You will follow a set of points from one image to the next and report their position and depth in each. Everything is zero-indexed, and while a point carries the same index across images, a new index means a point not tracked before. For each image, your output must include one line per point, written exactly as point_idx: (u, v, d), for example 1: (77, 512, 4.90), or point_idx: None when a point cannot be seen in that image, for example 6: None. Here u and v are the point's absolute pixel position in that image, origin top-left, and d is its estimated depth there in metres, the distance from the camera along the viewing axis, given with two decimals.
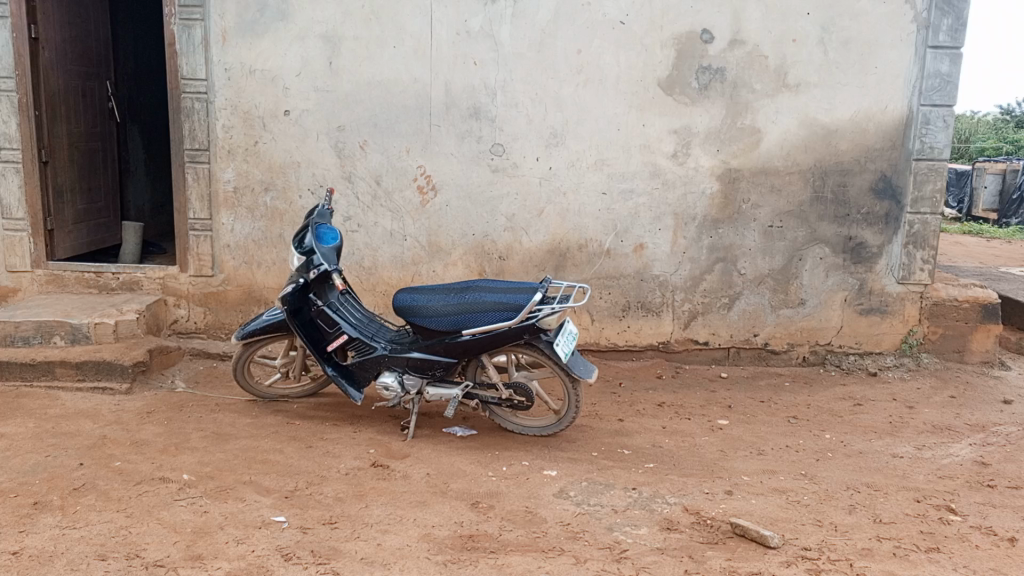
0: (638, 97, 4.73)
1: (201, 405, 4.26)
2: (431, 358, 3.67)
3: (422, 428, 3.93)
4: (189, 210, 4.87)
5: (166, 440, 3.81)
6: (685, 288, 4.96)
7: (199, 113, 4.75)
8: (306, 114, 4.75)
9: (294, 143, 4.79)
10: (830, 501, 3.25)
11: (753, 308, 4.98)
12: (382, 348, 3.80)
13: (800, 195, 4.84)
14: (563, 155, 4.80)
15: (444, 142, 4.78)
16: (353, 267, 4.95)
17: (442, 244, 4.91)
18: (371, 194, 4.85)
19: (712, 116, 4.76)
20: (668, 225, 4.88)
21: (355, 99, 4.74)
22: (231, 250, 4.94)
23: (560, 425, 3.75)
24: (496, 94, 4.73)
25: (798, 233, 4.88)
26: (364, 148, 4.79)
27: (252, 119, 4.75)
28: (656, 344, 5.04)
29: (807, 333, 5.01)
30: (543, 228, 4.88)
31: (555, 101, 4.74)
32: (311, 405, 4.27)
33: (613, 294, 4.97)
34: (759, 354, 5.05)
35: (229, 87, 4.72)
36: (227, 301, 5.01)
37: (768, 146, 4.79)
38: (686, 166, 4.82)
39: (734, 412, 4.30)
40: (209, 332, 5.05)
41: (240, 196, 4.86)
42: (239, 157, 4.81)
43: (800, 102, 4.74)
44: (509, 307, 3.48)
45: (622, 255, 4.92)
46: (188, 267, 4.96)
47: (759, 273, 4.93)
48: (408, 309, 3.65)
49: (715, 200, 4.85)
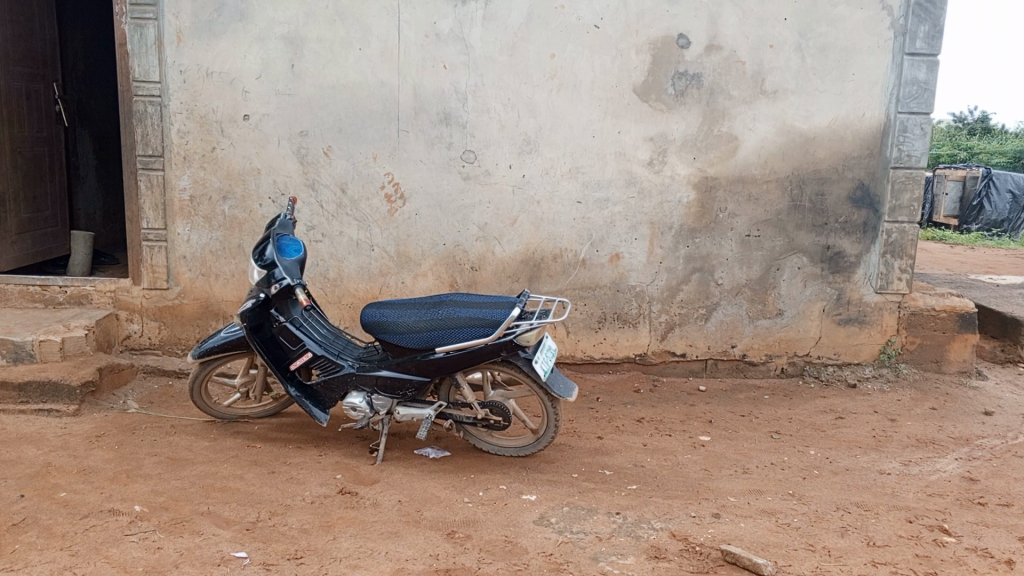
0: (614, 103, 4.59)
1: (155, 427, 4.00)
2: (402, 376, 3.47)
3: (392, 450, 3.72)
4: (142, 219, 4.61)
5: (116, 467, 3.55)
6: (662, 299, 4.83)
7: (152, 117, 4.49)
8: (267, 119, 4.52)
9: (254, 149, 4.55)
10: (821, 523, 3.13)
11: (731, 319, 4.87)
12: (349, 366, 3.59)
13: (778, 204, 4.74)
14: (536, 162, 4.64)
15: (413, 149, 4.59)
16: (317, 279, 4.72)
17: (411, 255, 4.71)
18: (336, 202, 4.63)
19: (689, 123, 4.64)
20: (645, 235, 4.75)
21: (319, 103, 4.52)
22: (187, 261, 4.68)
23: (537, 446, 3.57)
24: (467, 99, 4.55)
25: (776, 243, 4.78)
26: (329, 155, 4.58)
27: (209, 124, 4.51)
28: (633, 357, 4.90)
29: (785, 344, 4.91)
30: (517, 238, 4.71)
31: (528, 106, 4.57)
32: (273, 426, 4.04)
33: (589, 306, 4.81)
34: (737, 365, 4.95)
35: (184, 90, 4.47)
36: (183, 315, 4.74)
37: (746, 153, 4.68)
38: (663, 174, 4.69)
39: (715, 427, 4.17)
40: (165, 348, 4.78)
41: (196, 204, 4.61)
42: (196, 164, 4.56)
43: (778, 109, 4.64)
44: (486, 323, 3.30)
45: (598, 266, 4.77)
46: (141, 279, 4.69)
47: (737, 283, 4.82)
48: (377, 325, 3.44)
49: (692, 209, 4.73)
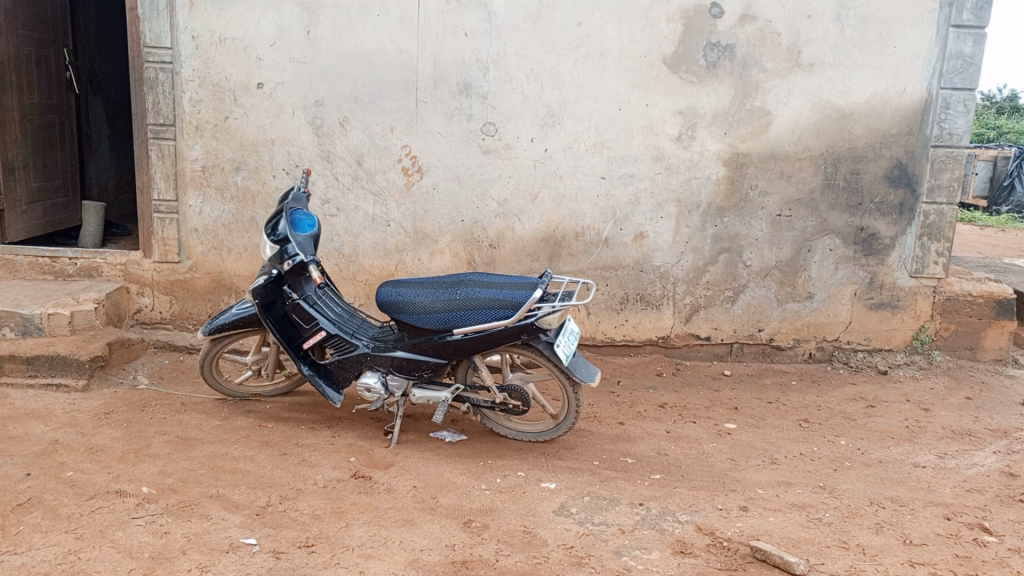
0: (641, 75, 4.40)
1: (166, 405, 3.91)
2: (418, 358, 3.35)
3: (407, 433, 3.61)
4: (153, 190, 4.48)
5: (125, 446, 3.46)
6: (687, 280, 4.67)
7: (163, 84, 4.35)
8: (281, 88, 4.36)
9: (267, 119, 4.40)
10: (854, 519, 2.99)
11: (758, 302, 4.70)
12: (363, 346, 3.47)
13: (811, 182, 4.55)
14: (559, 136, 4.46)
15: (431, 120, 4.42)
16: (332, 254, 4.59)
17: (428, 231, 4.57)
18: (351, 175, 4.48)
19: (720, 97, 4.43)
20: (670, 213, 4.57)
21: (335, 71, 4.36)
22: (199, 234, 4.56)
23: (557, 432, 3.44)
24: (488, 68, 4.37)
25: (807, 223, 4.60)
26: (345, 126, 4.42)
27: (222, 92, 4.36)
28: (655, 339, 4.75)
29: (814, 328, 4.75)
30: (537, 215, 4.55)
31: (551, 78, 4.39)
32: (286, 406, 3.93)
33: (611, 286, 4.66)
34: (763, 350, 4.79)
35: (196, 57, 4.32)
36: (194, 290, 4.64)
37: (778, 129, 4.48)
38: (691, 150, 4.50)
39: (741, 414, 4.02)
40: (176, 322, 4.68)
41: (209, 175, 4.48)
42: (208, 134, 4.42)
43: (814, 82, 4.43)
44: (506, 305, 3.16)
45: (622, 245, 4.61)
46: (152, 252, 4.58)
47: (766, 265, 4.65)
48: (393, 305, 3.31)
49: (721, 186, 4.55)
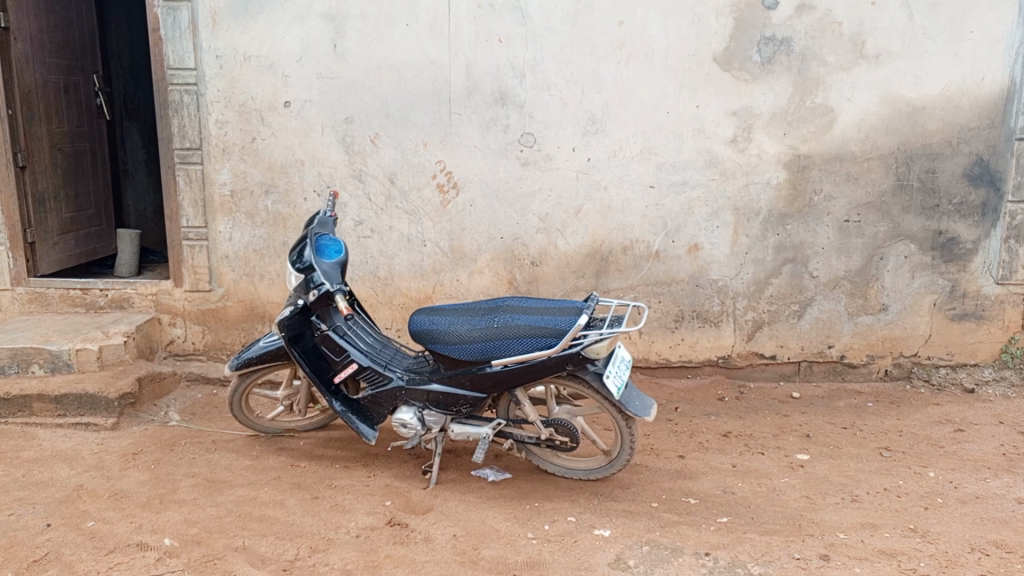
0: (690, 74, 4.07)
1: (196, 443, 3.72)
2: (456, 392, 3.08)
3: (448, 472, 3.34)
4: (182, 217, 4.32)
5: (150, 491, 3.26)
6: (748, 295, 4.31)
7: (189, 107, 4.19)
8: (309, 105, 4.16)
9: (296, 138, 4.21)
10: (954, 570, 2.61)
11: (827, 316, 4.32)
12: (398, 379, 3.21)
13: (881, 184, 4.16)
14: (603, 144, 4.16)
15: (467, 133, 4.17)
16: (367, 277, 4.37)
17: (466, 250, 4.31)
18: (385, 195, 4.26)
19: (778, 94, 4.08)
20: (727, 222, 4.23)
21: (365, 86, 4.14)
22: (230, 261, 4.38)
23: (610, 469, 3.13)
24: (525, 75, 4.10)
25: (879, 228, 4.20)
26: (376, 143, 4.20)
27: (249, 113, 4.18)
28: (715, 359, 4.41)
29: (890, 343, 4.34)
30: (582, 229, 4.26)
31: (593, 82, 4.10)
32: (320, 442, 3.70)
33: (664, 303, 4.34)
34: (834, 368, 4.40)
35: (221, 77, 4.15)
36: (227, 319, 4.46)
37: (843, 127, 4.11)
38: (748, 153, 4.15)
39: (814, 443, 3.65)
40: (209, 353, 4.51)
41: (238, 199, 4.30)
42: (236, 156, 4.24)
43: (881, 75, 4.04)
44: (550, 333, 2.87)
45: (674, 258, 4.28)
46: (183, 281, 4.42)
47: (835, 276, 4.27)
48: (426, 334, 3.05)
49: (783, 192, 4.19)
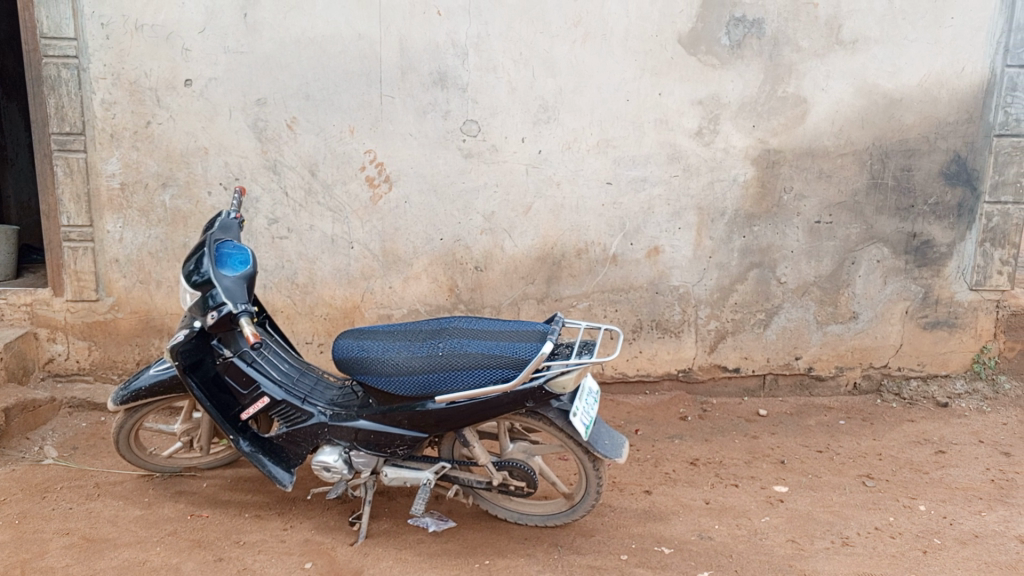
0: (653, 57, 3.63)
1: (74, 488, 3.10)
2: (391, 431, 2.57)
3: (380, 521, 2.84)
4: (61, 214, 3.65)
5: (11, 557, 2.63)
6: (711, 302, 3.94)
7: (68, 84, 3.50)
8: (214, 83, 3.55)
9: (198, 123, 3.59)
10: None
11: (796, 325, 3.99)
12: (320, 414, 2.69)
13: (855, 182, 3.83)
14: (555, 134, 3.69)
15: (401, 119, 3.63)
16: (284, 284, 3.80)
17: (399, 253, 3.80)
18: (305, 189, 3.69)
19: (748, 82, 3.69)
20: (690, 223, 3.83)
21: (280, 62, 3.54)
22: (120, 266, 3.74)
23: (571, 516, 2.70)
24: (468, 54, 3.58)
25: (851, 230, 3.88)
26: (294, 129, 3.62)
27: (141, 92, 3.53)
28: (675, 373, 4.03)
29: (860, 354, 4.05)
30: (531, 230, 3.79)
31: (544, 64, 3.61)
32: (228, 483, 3.14)
33: (621, 312, 3.92)
34: (801, 381, 4.09)
35: (106, 49, 3.48)
36: (117, 333, 3.83)
37: (816, 119, 3.75)
38: (714, 147, 3.75)
39: (791, 470, 3.30)
40: (97, 373, 3.88)
41: (129, 193, 3.66)
42: (126, 143, 3.59)
43: (857, 64, 3.70)
44: (507, 363, 2.38)
45: (633, 262, 3.86)
46: (63, 289, 3.75)
47: (804, 282, 3.93)
48: (354, 363, 2.53)
49: (751, 189, 3.81)
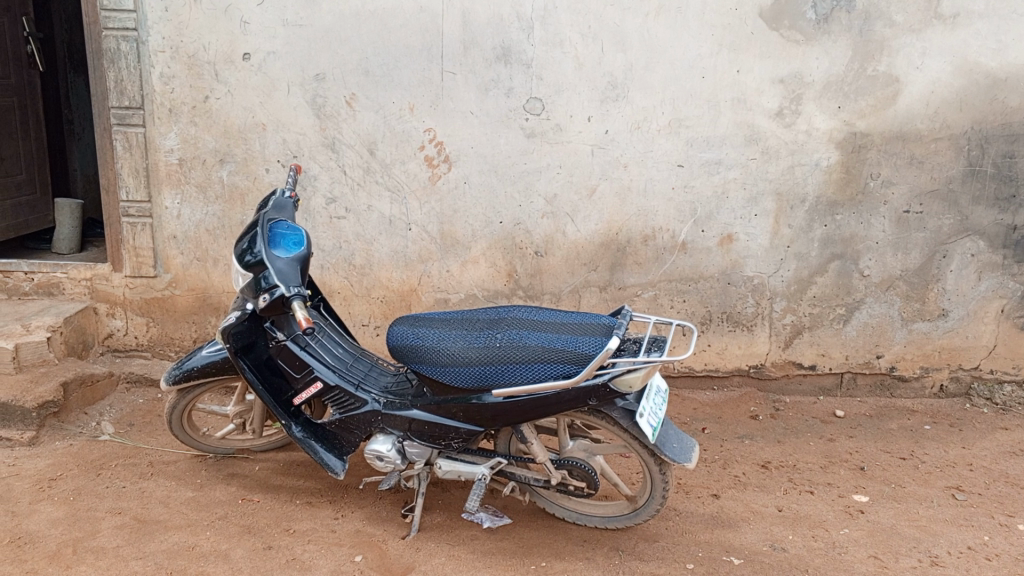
0: (732, 32, 3.38)
1: (129, 466, 3.05)
2: (445, 423, 2.45)
3: (433, 514, 2.73)
4: (121, 189, 3.63)
5: (63, 534, 2.58)
6: (787, 295, 3.70)
7: (128, 57, 3.46)
8: (273, 58, 3.45)
9: (257, 98, 3.50)
10: None
11: (878, 321, 3.72)
12: (373, 402, 2.58)
13: (950, 170, 3.53)
14: (624, 113, 3.49)
15: (462, 96, 3.48)
16: (341, 265, 3.72)
17: (458, 236, 3.66)
18: (363, 167, 3.58)
19: (834, 59, 3.41)
20: (767, 210, 3.59)
21: (339, 36, 3.43)
22: (178, 243, 3.71)
23: (634, 519, 2.54)
24: (533, 28, 3.40)
25: (944, 221, 3.58)
26: (353, 105, 3.51)
27: (200, 66, 3.46)
28: (745, 369, 3.82)
29: (948, 354, 3.76)
30: (595, 214, 3.61)
31: (613, 39, 3.40)
32: (280, 467, 3.07)
33: (689, 303, 3.73)
34: (881, 382, 3.82)
35: (166, 22, 3.42)
36: (175, 310, 3.80)
37: (909, 101, 3.46)
38: (796, 128, 3.49)
39: (871, 479, 3.06)
40: (154, 350, 3.86)
41: (187, 169, 3.61)
42: (185, 118, 3.53)
43: (958, 40, 3.38)
44: (569, 359, 2.22)
45: (704, 251, 3.65)
46: (122, 265, 3.74)
47: (889, 275, 3.66)
48: (409, 352, 2.41)
49: (834, 175, 3.55)
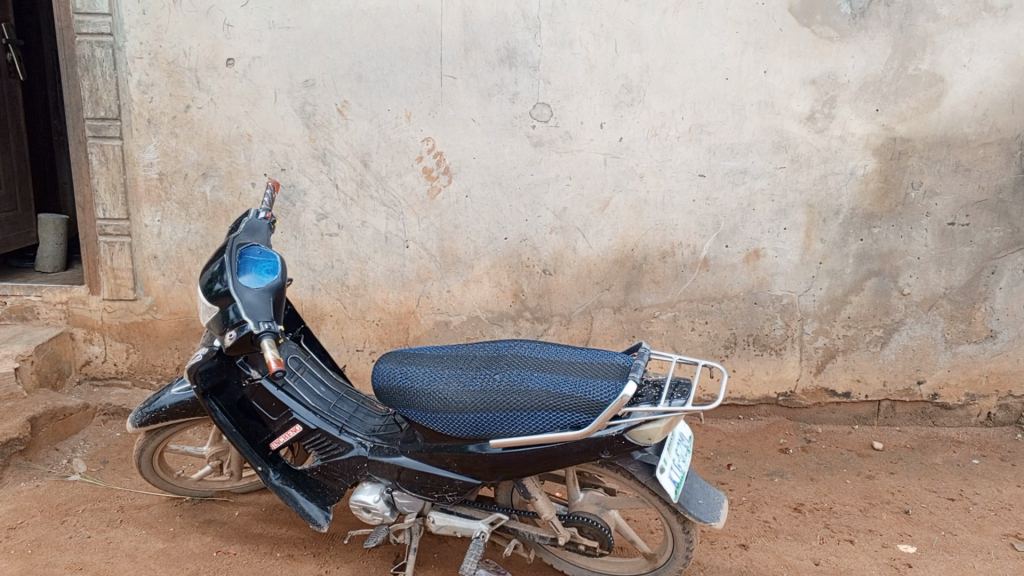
0: (758, 29, 3.07)
1: (97, 512, 2.78)
2: (438, 474, 2.15)
3: (428, 571, 2.44)
4: (97, 206, 3.37)
5: None
6: (819, 316, 3.39)
7: (103, 64, 3.20)
8: (258, 63, 3.18)
9: (241, 107, 3.24)
10: None
11: (919, 344, 3.40)
12: (358, 447, 2.30)
13: (1000, 178, 3.20)
14: (640, 119, 3.19)
15: (463, 102, 3.20)
16: (333, 286, 3.44)
17: (459, 254, 3.38)
18: (356, 181, 3.31)
19: (871, 57, 3.10)
20: (798, 223, 3.28)
21: (330, 38, 3.15)
22: (159, 263, 3.45)
23: None
24: (540, 27, 3.11)
25: (993, 234, 3.26)
26: (344, 113, 3.23)
27: (180, 73, 3.20)
28: (774, 397, 3.51)
29: (996, 380, 3.44)
30: (609, 229, 3.32)
31: (627, 38, 3.11)
32: (262, 513, 2.80)
33: (711, 325, 3.42)
34: (923, 410, 3.50)
35: (143, 26, 3.15)
36: (156, 335, 3.55)
37: (955, 102, 3.14)
38: (829, 134, 3.18)
39: (919, 525, 2.74)
40: (135, 378, 3.61)
41: (168, 184, 3.34)
42: (165, 129, 3.27)
43: (1009, 34, 3.06)
44: (577, 407, 1.93)
45: (727, 268, 3.35)
46: (100, 287, 3.49)
47: (932, 294, 3.34)
48: (397, 395, 2.13)
49: (871, 185, 3.23)
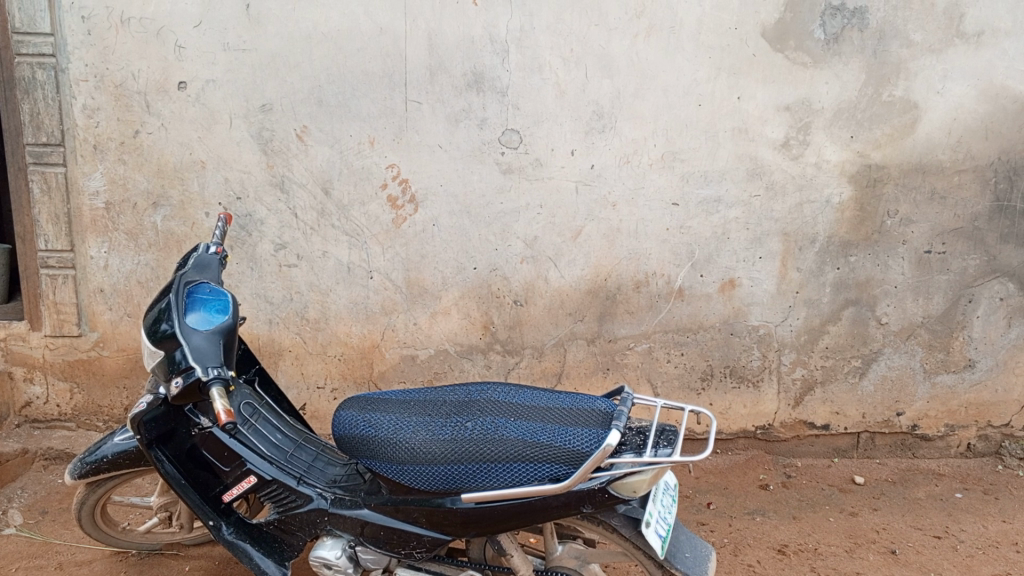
0: (732, 55, 3.00)
1: (33, 571, 2.56)
2: (406, 528, 1.99)
3: None
4: (38, 237, 3.16)
5: None
6: (797, 347, 3.31)
7: (45, 87, 3.00)
8: (212, 87, 3.02)
9: (194, 132, 3.07)
10: None
11: (897, 375, 3.33)
12: (318, 500, 2.13)
13: (975, 206, 3.16)
14: (611, 146, 3.09)
15: (429, 128, 3.07)
16: (293, 319, 3.27)
17: (426, 285, 3.23)
18: (317, 210, 3.15)
19: (845, 83, 3.04)
20: (774, 251, 3.20)
21: (288, 61, 3.00)
22: (105, 297, 3.24)
23: None
24: (509, 51, 3.00)
25: (969, 261, 3.22)
26: (305, 139, 3.08)
27: (128, 96, 3.02)
28: (751, 429, 3.41)
29: (975, 409, 3.39)
30: (582, 258, 3.20)
31: (598, 62, 3.01)
32: (215, 567, 2.61)
33: (687, 357, 3.32)
34: (903, 441, 3.43)
35: (88, 47, 2.97)
36: (102, 373, 3.34)
37: (929, 129, 3.09)
38: (804, 161, 3.12)
39: (907, 566, 2.64)
40: (79, 420, 3.40)
41: (115, 214, 3.15)
42: (112, 156, 3.08)
43: (982, 61, 3.02)
44: (556, 457, 1.78)
45: (703, 297, 3.25)
46: (41, 323, 3.27)
47: (909, 323, 3.28)
48: (359, 445, 1.99)
49: (847, 212, 3.16)
